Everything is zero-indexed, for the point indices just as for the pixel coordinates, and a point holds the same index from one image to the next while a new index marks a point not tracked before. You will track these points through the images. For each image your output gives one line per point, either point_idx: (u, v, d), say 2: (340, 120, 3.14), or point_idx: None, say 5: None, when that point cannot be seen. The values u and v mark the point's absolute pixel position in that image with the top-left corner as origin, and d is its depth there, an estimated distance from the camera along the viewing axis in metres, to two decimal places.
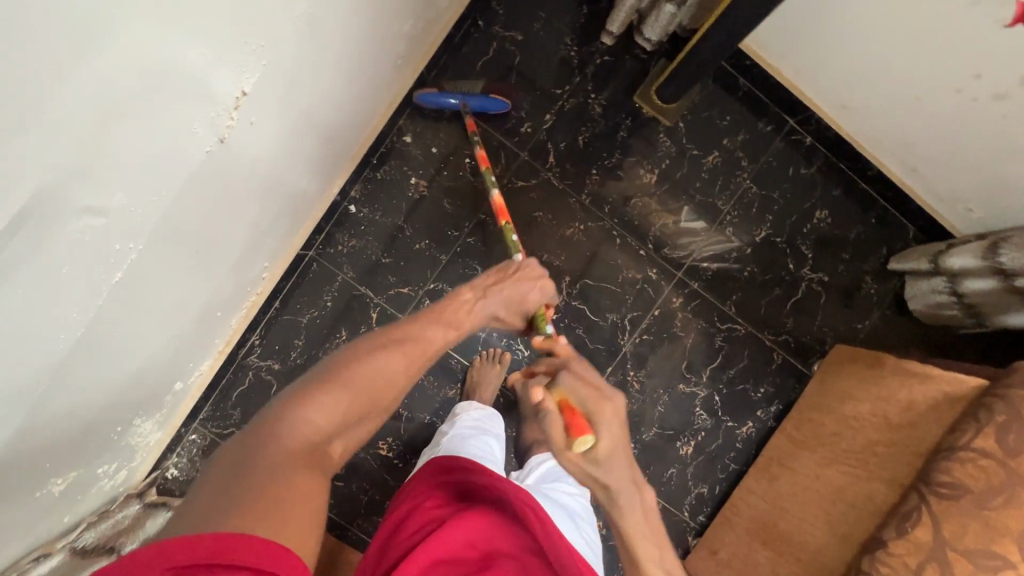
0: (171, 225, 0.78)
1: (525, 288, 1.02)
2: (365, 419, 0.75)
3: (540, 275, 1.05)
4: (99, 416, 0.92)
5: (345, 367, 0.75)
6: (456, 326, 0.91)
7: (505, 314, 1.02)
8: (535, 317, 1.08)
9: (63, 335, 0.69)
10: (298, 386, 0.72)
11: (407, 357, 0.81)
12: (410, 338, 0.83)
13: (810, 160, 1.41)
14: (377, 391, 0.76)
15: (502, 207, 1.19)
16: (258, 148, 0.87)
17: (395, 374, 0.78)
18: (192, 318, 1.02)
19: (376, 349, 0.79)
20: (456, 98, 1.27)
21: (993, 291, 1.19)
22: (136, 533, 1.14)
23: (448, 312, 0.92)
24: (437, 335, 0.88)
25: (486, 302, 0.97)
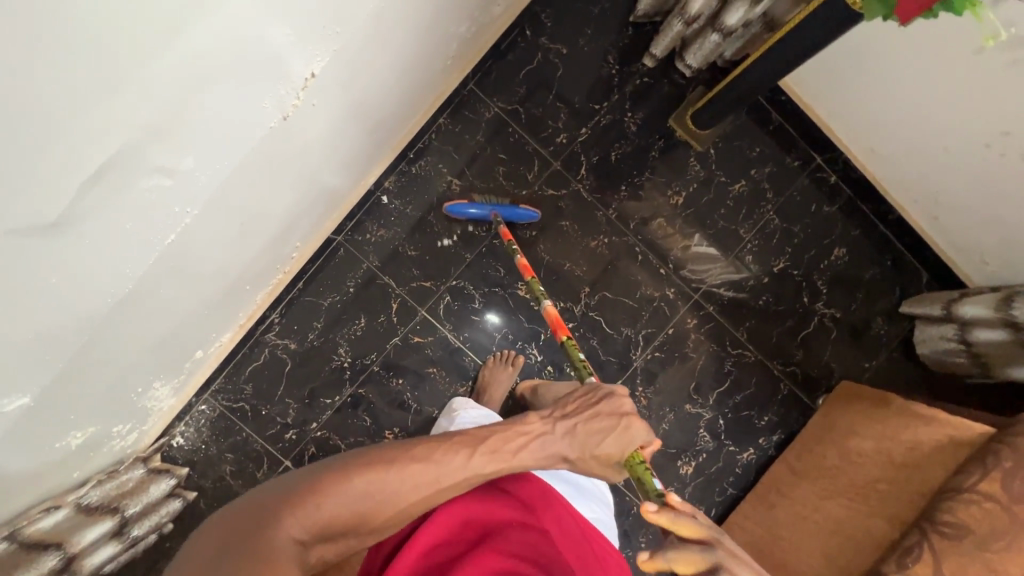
0: (224, 197, 0.80)
1: (610, 428, 0.91)
2: (355, 533, 0.70)
3: (626, 413, 0.93)
4: (126, 374, 0.94)
5: (355, 473, 0.70)
6: (495, 455, 0.81)
7: (576, 452, 0.89)
8: (631, 460, 0.91)
9: (115, 288, 0.71)
10: (305, 480, 0.68)
11: (420, 477, 0.73)
12: (429, 456, 0.75)
13: (834, 198, 1.45)
14: (375, 509, 0.70)
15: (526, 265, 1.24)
16: (314, 130, 0.90)
17: (400, 496, 0.72)
18: (224, 288, 1.04)
19: (410, 457, 0.74)
20: (484, 210, 1.32)
21: (1002, 342, 1.22)
22: (139, 495, 1.15)
23: (501, 434, 0.83)
24: (457, 461, 0.77)
25: (556, 440, 0.87)
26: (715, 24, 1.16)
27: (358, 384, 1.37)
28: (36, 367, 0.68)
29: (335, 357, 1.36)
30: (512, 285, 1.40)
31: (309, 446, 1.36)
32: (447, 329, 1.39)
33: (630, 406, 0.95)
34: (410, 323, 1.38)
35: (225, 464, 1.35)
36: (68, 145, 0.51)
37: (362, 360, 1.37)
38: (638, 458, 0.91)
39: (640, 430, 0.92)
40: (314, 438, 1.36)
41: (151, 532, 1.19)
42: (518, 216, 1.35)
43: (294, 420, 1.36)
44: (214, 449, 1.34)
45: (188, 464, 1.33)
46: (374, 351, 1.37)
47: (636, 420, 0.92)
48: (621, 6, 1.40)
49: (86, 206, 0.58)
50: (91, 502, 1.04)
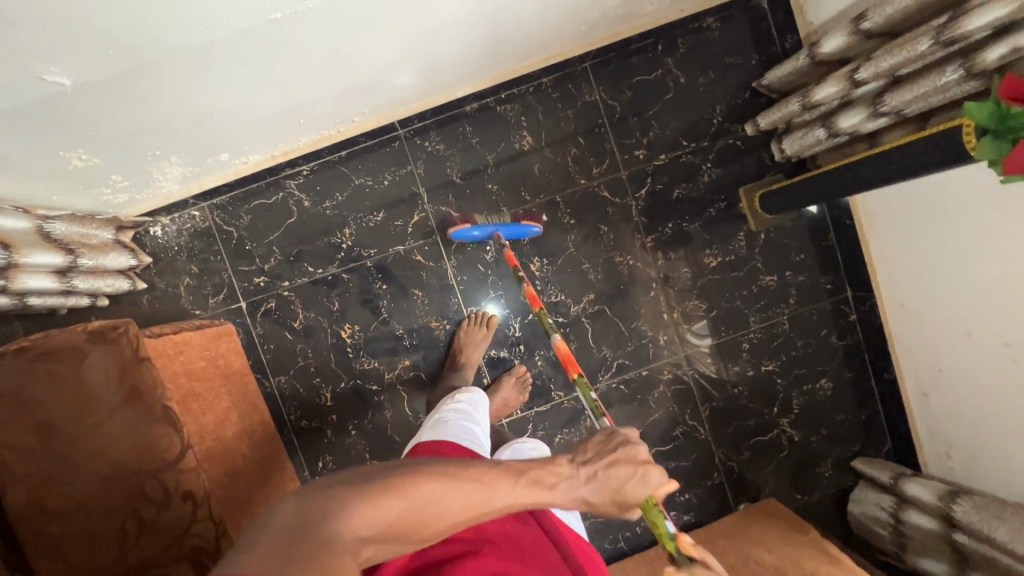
0: (339, 11, 0.80)
1: (630, 475, 0.70)
2: (410, 538, 0.56)
3: (644, 460, 0.71)
4: (156, 127, 0.93)
5: (410, 472, 0.58)
6: (537, 487, 0.65)
7: (601, 503, 0.69)
8: (645, 509, 0.70)
9: (204, 28, 0.71)
10: (368, 478, 0.56)
11: (469, 497, 0.59)
12: (478, 474, 0.61)
13: (843, 334, 1.48)
14: (431, 517, 0.57)
15: (534, 294, 1.23)
16: (447, 5, 0.91)
17: (452, 510, 0.58)
18: (282, 105, 1.03)
19: (461, 474, 0.60)
20: (487, 231, 1.30)
21: (928, 530, 1.23)
22: (98, 254, 1.13)
23: (530, 467, 0.66)
24: (505, 484, 0.63)
25: (579, 486, 0.68)
26: (828, 120, 1.19)
27: (344, 269, 1.36)
28: (84, 45, 0.67)
29: (337, 234, 1.35)
30: (528, 256, 1.40)
31: (270, 299, 1.35)
32: (450, 265, 1.39)
33: (648, 454, 0.72)
34: (420, 241, 1.38)
35: (186, 275, 1.32)
36: None
37: (360, 250, 1.36)
38: (653, 499, 0.71)
39: (660, 478, 0.70)
40: (278, 295, 1.35)
41: (86, 294, 1.16)
42: (519, 233, 1.33)
43: (270, 269, 1.34)
44: (183, 255, 1.32)
45: (153, 257, 1.31)
46: (375, 248, 1.37)
47: (655, 469, 0.70)
48: (751, 68, 1.43)
49: None
50: (52, 233, 1.03)
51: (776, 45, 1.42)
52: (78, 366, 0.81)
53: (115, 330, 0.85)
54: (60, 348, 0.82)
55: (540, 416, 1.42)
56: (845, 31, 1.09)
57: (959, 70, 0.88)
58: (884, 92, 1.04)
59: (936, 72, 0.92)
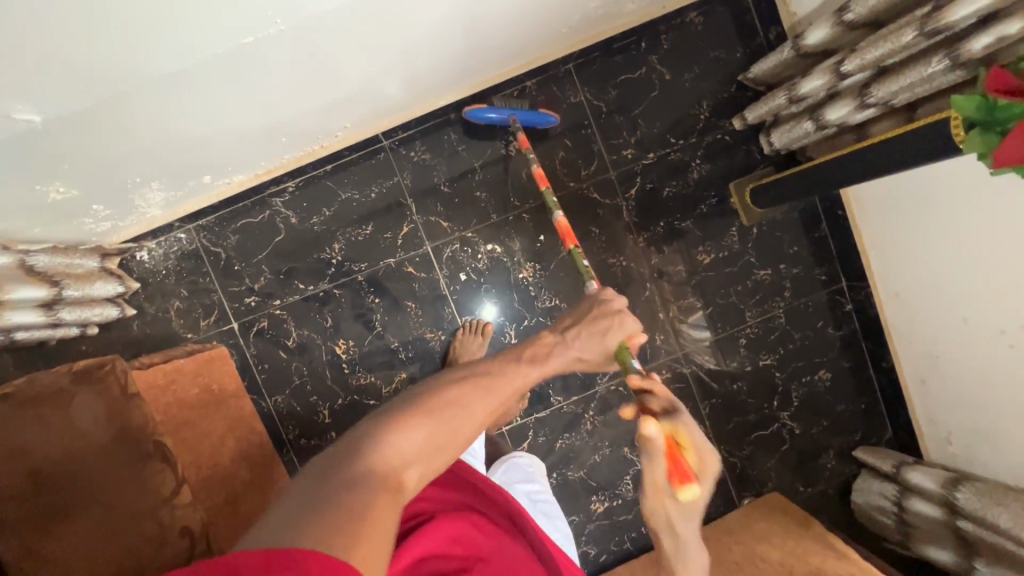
0: (314, 30, 0.79)
1: (607, 328, 0.80)
2: (448, 449, 0.58)
3: (617, 310, 0.82)
4: (135, 155, 0.91)
5: (433, 391, 0.60)
6: (537, 362, 0.72)
7: (590, 356, 0.79)
8: (619, 351, 0.82)
9: (174, 54, 0.69)
10: (395, 408, 0.57)
11: (491, 393, 0.64)
12: (490, 371, 0.67)
13: (840, 325, 1.48)
14: (463, 422, 0.59)
15: (542, 176, 1.24)
16: (423, 16, 0.89)
17: (480, 410, 0.61)
18: (263, 125, 1.02)
19: (479, 376, 0.65)
20: (503, 113, 1.26)
21: (932, 518, 1.24)
22: (84, 284, 1.11)
23: (526, 348, 0.73)
24: (510, 369, 0.68)
25: (569, 348, 0.77)
26: (815, 113, 1.18)
27: (335, 284, 1.35)
28: (47, 77, 0.65)
29: (327, 250, 1.34)
30: (520, 262, 1.39)
31: (262, 318, 1.33)
32: (442, 275, 1.38)
33: (621, 305, 0.84)
34: (411, 252, 1.37)
35: (175, 298, 1.31)
36: None
37: (350, 264, 1.35)
38: (624, 345, 0.83)
39: (630, 325, 0.81)
40: (270, 314, 1.33)
41: (74, 324, 1.15)
42: (535, 120, 1.30)
43: (260, 288, 1.33)
44: (171, 278, 1.31)
45: (141, 282, 1.29)
46: (366, 261, 1.35)
47: (627, 318, 0.81)
48: (736, 62, 1.42)
49: None
50: (36, 265, 1.02)
51: (760, 37, 1.41)
52: (66, 406, 0.83)
53: (103, 368, 0.85)
54: (48, 391, 0.83)
55: (540, 422, 1.41)
56: (828, 22, 1.08)
57: (944, 60, 0.87)
58: (870, 84, 1.03)
59: (921, 63, 0.91)
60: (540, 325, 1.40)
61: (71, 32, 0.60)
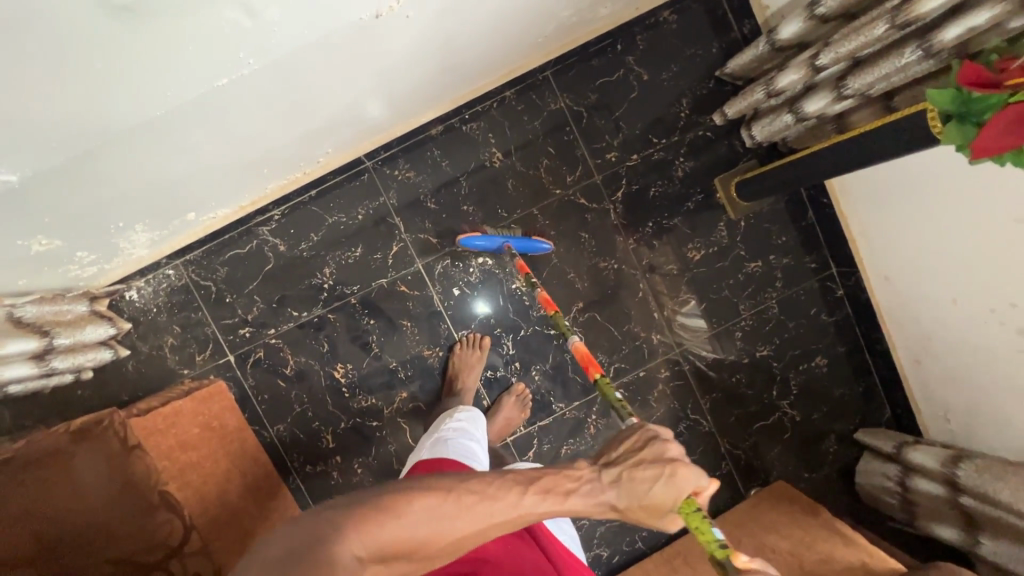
0: (288, 66, 0.78)
1: (654, 477, 0.71)
2: (415, 557, 0.58)
3: (671, 458, 0.72)
4: (115, 201, 0.90)
5: (418, 491, 0.60)
6: (550, 498, 0.67)
7: (629, 507, 0.71)
8: (684, 509, 0.72)
9: (146, 103, 0.68)
10: (378, 495, 0.58)
11: (478, 514, 0.62)
12: (483, 489, 0.64)
13: (832, 310, 1.49)
14: (436, 537, 0.59)
15: (548, 299, 1.20)
16: (396, 42, 0.89)
17: (457, 528, 0.60)
18: (243, 160, 1.01)
19: (468, 487, 0.63)
20: (497, 241, 1.31)
21: (935, 496, 1.25)
22: (73, 331, 1.10)
23: (546, 475, 0.69)
24: (511, 496, 0.65)
25: (603, 489, 0.70)
26: (794, 105, 1.18)
27: (329, 309, 1.34)
28: (18, 137, 0.64)
29: (318, 275, 1.33)
30: (512, 273, 1.39)
31: (258, 349, 1.33)
32: (435, 291, 1.37)
33: (676, 453, 0.73)
34: (403, 272, 1.36)
35: (169, 335, 1.30)
36: None
37: (343, 288, 1.34)
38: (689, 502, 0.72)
39: (689, 478, 0.71)
40: (266, 344, 1.33)
41: (68, 371, 1.13)
42: (529, 246, 1.34)
43: (254, 318, 1.32)
44: (163, 315, 1.29)
45: (132, 322, 1.28)
46: (358, 283, 1.35)
47: (683, 468, 0.71)
48: (713, 57, 1.42)
49: (165, 7, 0.56)
50: (24, 317, 1.01)
51: (734, 31, 1.41)
52: (67, 469, 0.87)
53: (100, 425, 0.97)
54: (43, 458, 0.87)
55: (544, 430, 1.42)
56: (801, 16, 1.08)
57: (918, 51, 0.88)
58: (846, 75, 1.04)
59: (895, 54, 0.91)
60: (536, 335, 1.40)
61: (40, 90, 0.59)
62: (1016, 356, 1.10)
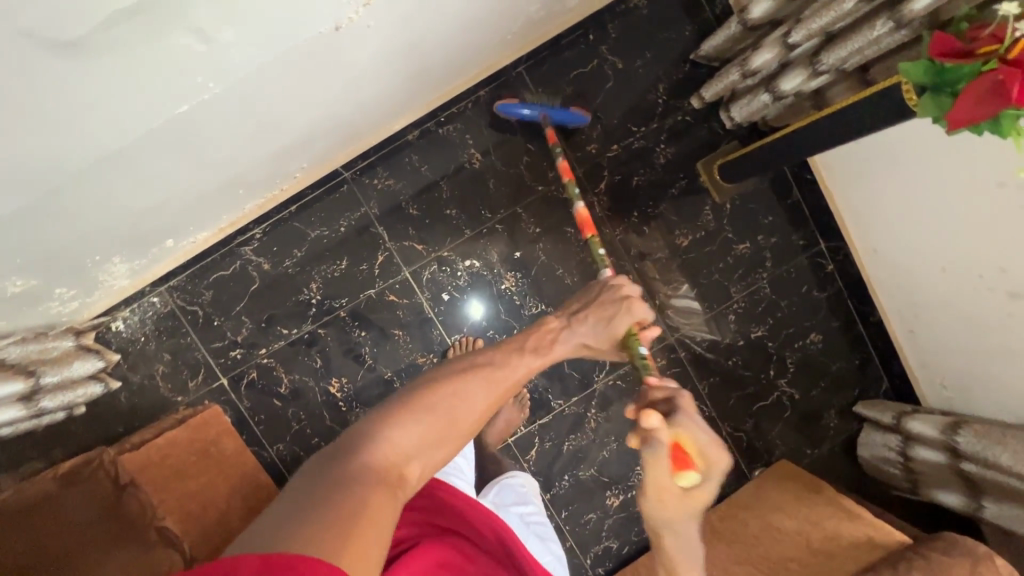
0: (252, 86, 0.77)
1: (615, 311, 0.88)
2: (452, 438, 0.63)
3: (626, 296, 0.89)
4: (91, 235, 0.89)
5: (432, 385, 0.65)
6: (541, 352, 0.78)
7: (599, 343, 0.87)
8: (627, 338, 0.91)
9: (110, 135, 0.67)
10: (397, 400, 0.62)
11: (493, 379, 0.69)
12: (492, 361, 0.72)
13: (824, 286, 1.49)
14: (464, 414, 0.64)
15: (566, 168, 1.26)
16: (361, 51, 0.87)
17: (480, 399, 0.66)
18: (218, 182, 0.99)
19: (479, 365, 0.70)
20: (535, 110, 1.27)
21: (937, 464, 1.26)
22: (61, 367, 1.09)
23: (532, 336, 0.81)
24: (515, 362, 0.74)
25: (577, 329, 0.85)
26: (770, 85, 1.17)
27: (319, 324, 1.33)
28: None
29: (304, 291, 1.32)
30: (500, 273, 1.38)
31: (250, 370, 1.31)
32: (424, 298, 1.36)
33: (631, 291, 0.90)
34: (390, 280, 1.35)
35: (159, 363, 1.28)
36: None
37: (331, 301, 1.33)
38: (633, 333, 0.91)
39: (640, 309, 0.88)
40: (258, 364, 1.32)
41: (60, 409, 1.12)
42: (567, 119, 1.31)
43: (243, 340, 1.31)
44: (152, 344, 1.28)
45: (121, 353, 1.27)
46: (345, 296, 1.34)
47: (635, 301, 0.88)
48: (686, 40, 1.40)
49: (114, 37, 0.55)
50: (8, 357, 1.00)
51: (706, 13, 1.40)
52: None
53: (89, 463, 0.97)
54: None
55: (545, 428, 1.41)
56: None
57: (889, 23, 0.86)
58: (819, 51, 1.02)
59: (866, 27, 0.90)
60: None
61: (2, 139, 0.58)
62: (1007, 320, 1.10)
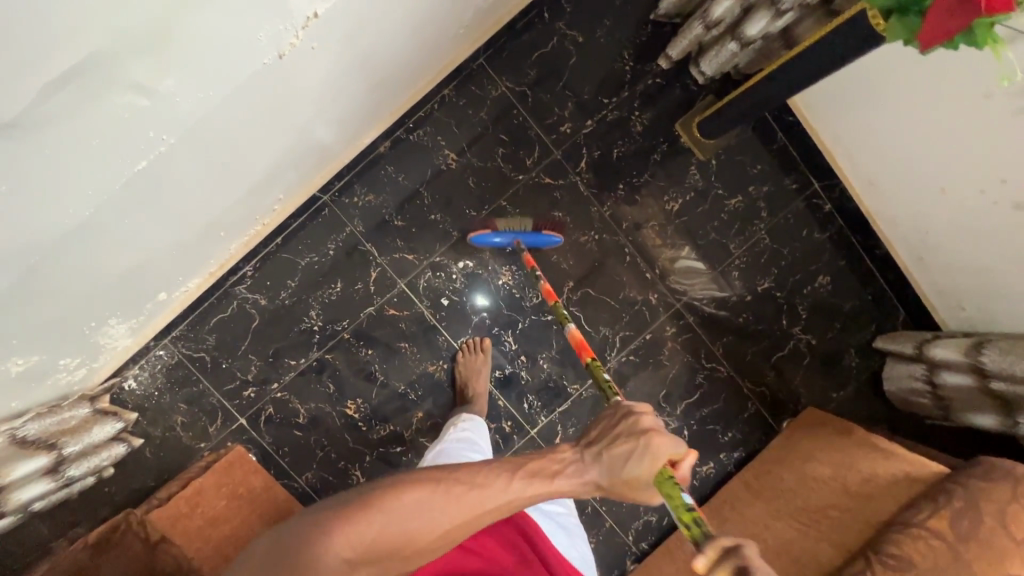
0: (207, 129, 0.75)
1: (630, 450, 0.68)
2: (399, 555, 0.62)
3: (645, 429, 0.69)
4: (81, 304, 0.89)
5: (398, 489, 0.64)
6: (538, 481, 0.67)
7: (613, 484, 0.69)
8: (659, 479, 0.68)
9: (75, 206, 0.67)
10: (357, 497, 0.63)
11: (465, 502, 0.65)
12: (472, 479, 0.66)
13: (825, 226, 1.45)
14: (419, 534, 0.62)
15: (549, 289, 1.21)
16: (313, 75, 0.85)
17: (443, 520, 0.63)
18: (195, 230, 0.99)
19: (456, 478, 0.66)
20: (507, 238, 1.31)
21: (966, 388, 1.24)
22: (81, 435, 1.10)
23: (531, 460, 0.69)
24: (500, 483, 0.67)
25: (588, 469, 0.69)
26: (735, 32, 1.14)
27: (325, 350, 1.33)
28: None
29: (305, 319, 1.32)
30: (496, 270, 1.37)
31: (266, 406, 1.32)
32: (424, 306, 1.36)
33: (652, 422, 0.70)
34: (387, 295, 1.34)
35: (177, 414, 1.30)
36: (32, 37, 0.47)
37: (333, 325, 1.33)
38: (667, 472, 0.68)
39: (664, 444, 0.68)
40: (273, 399, 1.32)
41: (89, 474, 1.15)
42: (541, 242, 1.33)
43: (254, 377, 1.32)
44: (166, 397, 1.29)
45: (138, 410, 1.28)
46: (346, 318, 1.33)
47: (659, 437, 0.68)
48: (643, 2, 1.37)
49: (48, 110, 0.53)
50: (27, 435, 0.98)
51: None
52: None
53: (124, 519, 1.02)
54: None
55: (566, 414, 1.40)
56: None
57: None
58: None
59: None
60: (535, 324, 1.39)
61: None
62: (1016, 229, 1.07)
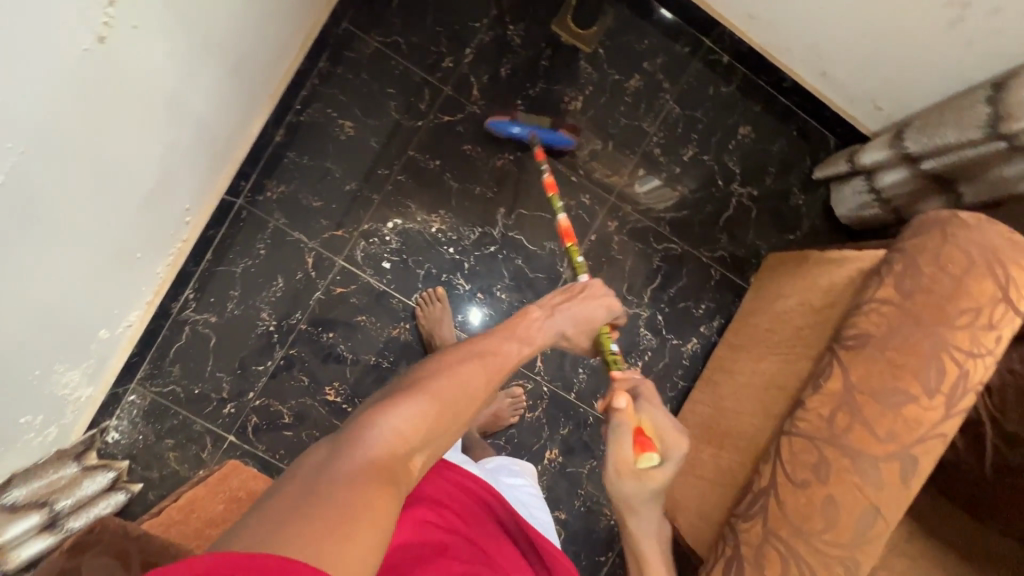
0: (57, 127, 0.75)
1: (589, 306, 0.99)
2: (449, 426, 0.71)
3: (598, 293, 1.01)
4: (18, 352, 0.89)
5: (424, 375, 0.74)
6: (524, 339, 0.88)
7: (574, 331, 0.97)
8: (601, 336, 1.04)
9: None
10: (388, 394, 0.71)
11: (483, 367, 0.78)
12: (485, 350, 0.81)
13: (728, 78, 1.45)
14: (459, 401, 0.73)
15: (548, 181, 1.23)
16: (152, 58, 0.87)
17: (473, 384, 0.75)
18: (104, 251, 0.99)
19: (473, 352, 0.80)
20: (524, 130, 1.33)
21: (904, 181, 1.23)
22: (71, 490, 1.14)
23: (514, 327, 0.88)
24: (508, 349, 0.84)
25: (554, 316, 0.94)
26: None
27: (287, 346, 1.34)
28: None
29: (259, 323, 1.33)
30: (426, 219, 1.37)
31: (250, 417, 1.33)
32: (369, 275, 1.36)
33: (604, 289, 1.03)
34: (329, 275, 1.35)
35: (167, 452, 1.31)
36: None
37: (287, 320, 1.34)
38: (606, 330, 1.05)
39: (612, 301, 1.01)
40: (253, 408, 1.33)
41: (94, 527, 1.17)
42: (553, 141, 1.35)
43: (229, 394, 1.33)
44: (152, 437, 1.31)
45: (129, 459, 1.29)
46: (298, 309, 1.34)
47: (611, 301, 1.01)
48: None
49: None
50: None
51: None
52: None
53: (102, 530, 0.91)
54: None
55: None
56: None
57: None
58: None
59: None
60: (481, 259, 1.39)
61: None
62: None
